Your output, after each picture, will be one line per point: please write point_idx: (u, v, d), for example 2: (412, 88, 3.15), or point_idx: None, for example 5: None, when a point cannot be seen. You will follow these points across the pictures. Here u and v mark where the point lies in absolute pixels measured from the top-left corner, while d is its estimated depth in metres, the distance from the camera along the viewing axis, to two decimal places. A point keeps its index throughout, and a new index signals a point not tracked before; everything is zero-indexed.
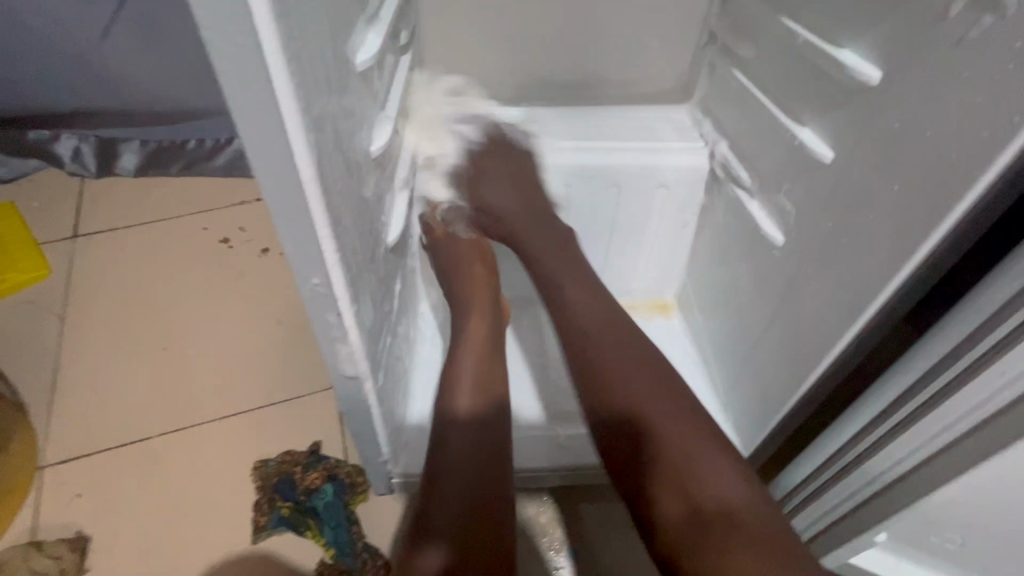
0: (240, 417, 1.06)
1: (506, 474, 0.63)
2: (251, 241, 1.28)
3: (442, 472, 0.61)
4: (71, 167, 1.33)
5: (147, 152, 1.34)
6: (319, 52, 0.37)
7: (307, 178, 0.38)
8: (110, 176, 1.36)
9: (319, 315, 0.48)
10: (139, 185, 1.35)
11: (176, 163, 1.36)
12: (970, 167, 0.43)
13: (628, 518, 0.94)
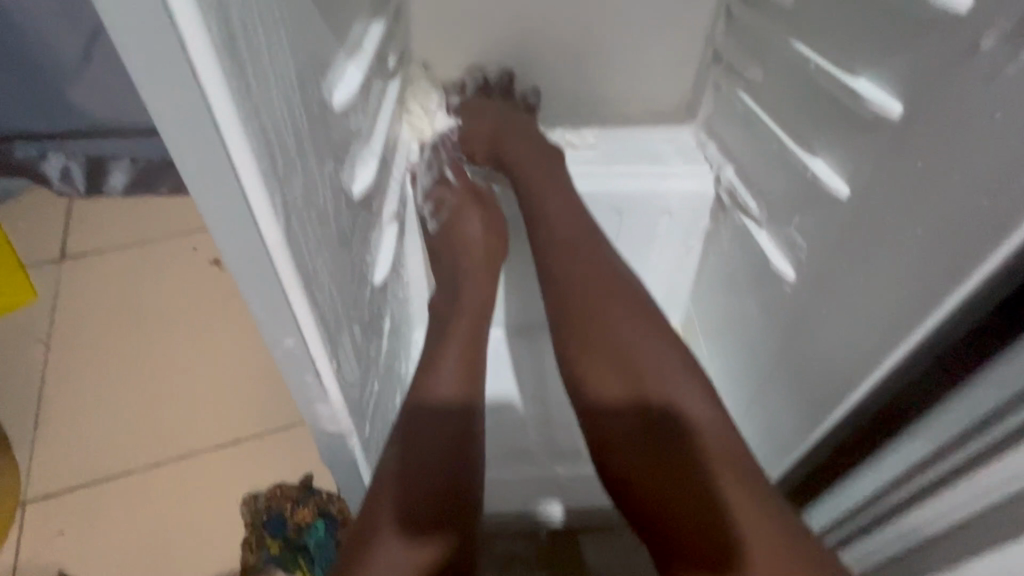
0: (229, 447, 1.03)
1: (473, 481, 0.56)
2: None
3: (406, 469, 0.54)
4: (59, 186, 1.30)
5: (137, 170, 1.30)
6: (285, 103, 0.34)
7: (274, 241, 0.34)
8: (99, 196, 1.33)
9: (295, 375, 0.45)
10: (129, 205, 1.32)
11: (166, 182, 1.32)
12: (1004, 216, 0.39)
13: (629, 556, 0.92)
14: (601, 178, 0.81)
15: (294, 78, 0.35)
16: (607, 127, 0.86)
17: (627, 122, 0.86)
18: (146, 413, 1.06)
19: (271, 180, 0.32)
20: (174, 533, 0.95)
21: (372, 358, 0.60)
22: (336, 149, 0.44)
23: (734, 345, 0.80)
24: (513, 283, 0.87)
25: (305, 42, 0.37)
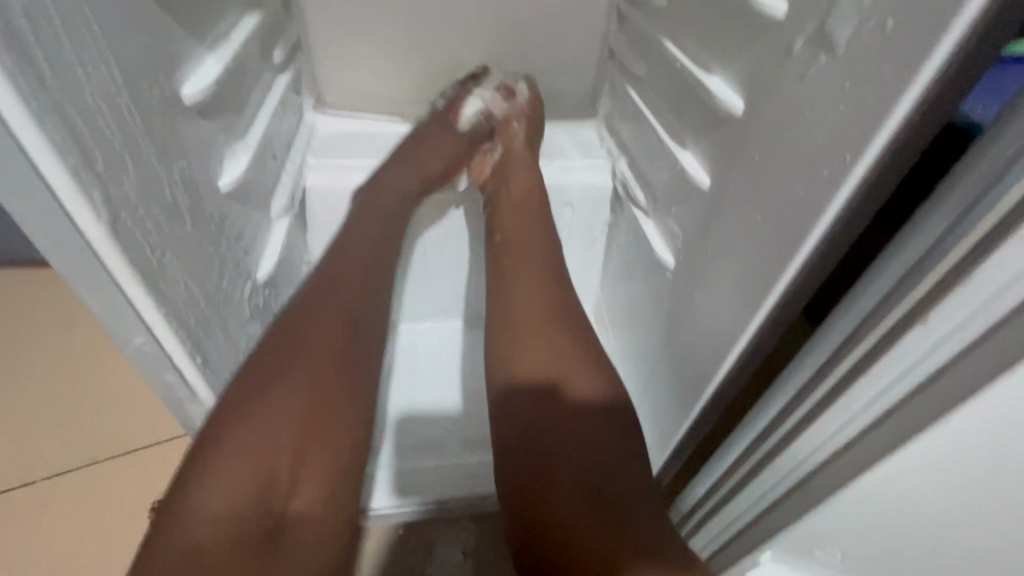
0: (111, 463, 0.92)
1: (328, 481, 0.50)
2: None
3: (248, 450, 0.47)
4: None
5: None
6: (108, 98, 0.33)
7: (98, 238, 0.34)
8: None
9: (155, 374, 0.44)
10: None
11: None
12: (812, 208, 0.44)
13: None
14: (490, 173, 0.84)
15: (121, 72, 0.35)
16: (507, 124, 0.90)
17: None
18: (12, 432, 0.94)
19: (87, 175, 0.32)
20: (48, 562, 0.84)
21: None
22: (189, 143, 0.44)
23: (634, 331, 0.84)
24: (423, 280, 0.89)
25: (139, 35, 0.37)
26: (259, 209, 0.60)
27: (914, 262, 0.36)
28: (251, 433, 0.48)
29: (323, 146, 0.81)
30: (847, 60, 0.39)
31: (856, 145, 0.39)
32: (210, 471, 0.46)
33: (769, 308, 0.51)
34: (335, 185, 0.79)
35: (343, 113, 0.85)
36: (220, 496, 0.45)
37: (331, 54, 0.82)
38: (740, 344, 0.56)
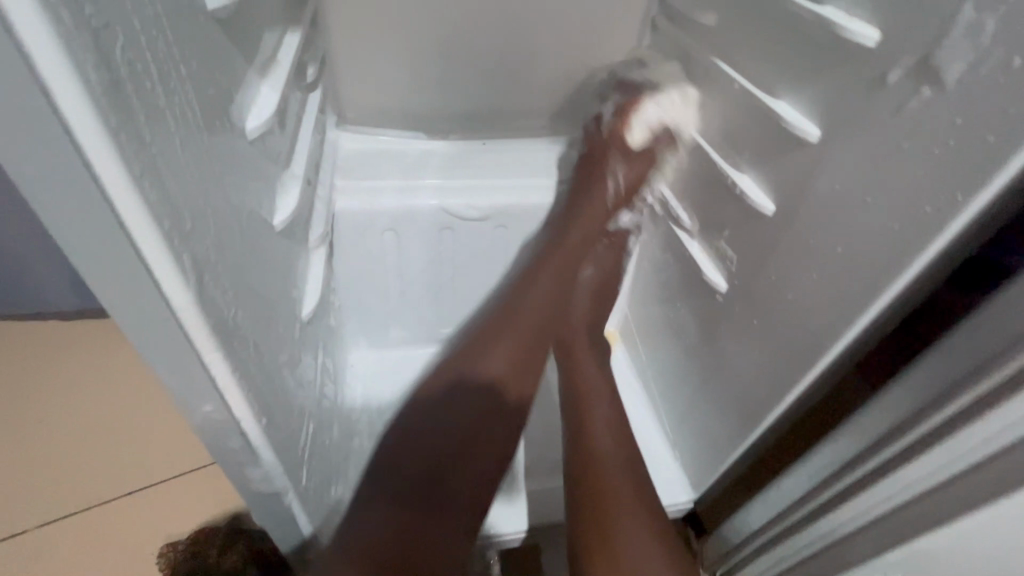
0: (107, 505, 0.89)
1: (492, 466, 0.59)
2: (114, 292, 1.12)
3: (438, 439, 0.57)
4: None
5: None
6: (187, 148, 0.29)
7: (183, 305, 0.30)
8: None
9: (219, 441, 0.40)
10: None
11: None
12: (908, 245, 0.43)
13: None
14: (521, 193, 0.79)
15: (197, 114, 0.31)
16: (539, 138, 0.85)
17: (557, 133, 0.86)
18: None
19: (175, 239, 0.28)
20: None
21: (304, 399, 0.55)
22: (250, 184, 0.40)
23: (671, 352, 0.82)
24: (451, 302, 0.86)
25: (209, 69, 0.33)
26: (302, 243, 0.56)
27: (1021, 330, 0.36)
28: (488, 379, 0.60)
29: (349, 166, 0.77)
30: (959, 94, 0.38)
31: (968, 186, 0.38)
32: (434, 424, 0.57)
33: (848, 341, 0.50)
34: (362, 207, 0.74)
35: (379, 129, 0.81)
36: (425, 450, 0.56)
37: (355, 68, 0.77)
38: (812, 374, 0.55)
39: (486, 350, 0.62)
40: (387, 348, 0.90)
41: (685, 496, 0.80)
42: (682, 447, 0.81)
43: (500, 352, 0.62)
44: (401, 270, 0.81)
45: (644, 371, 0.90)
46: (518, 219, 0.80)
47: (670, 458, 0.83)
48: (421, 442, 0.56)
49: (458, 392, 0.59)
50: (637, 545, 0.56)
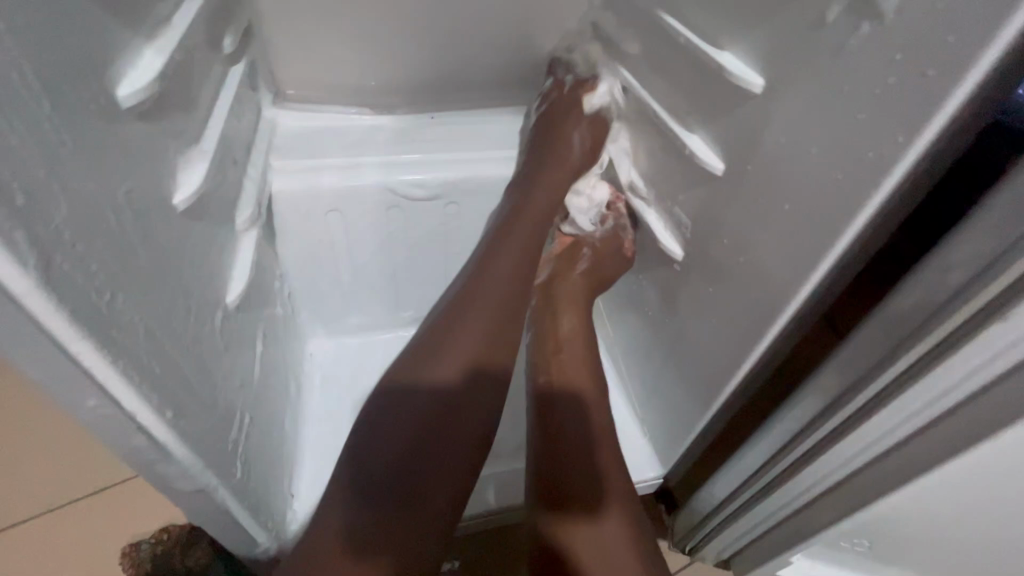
0: (62, 512, 0.85)
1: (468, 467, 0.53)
2: None
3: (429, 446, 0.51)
4: None
5: None
6: (18, 116, 0.26)
7: (25, 291, 0.27)
8: None
9: (119, 439, 0.38)
10: None
11: None
12: (853, 196, 0.40)
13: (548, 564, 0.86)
14: (473, 167, 0.75)
15: (30, 75, 0.27)
16: (494, 109, 0.81)
17: (512, 103, 0.82)
18: None
19: (3, 216, 0.25)
20: None
21: (235, 390, 0.53)
22: (128, 160, 0.36)
23: (635, 326, 0.79)
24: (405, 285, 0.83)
25: (52, 26, 0.29)
26: (222, 226, 0.53)
27: (956, 286, 0.34)
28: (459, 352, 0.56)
29: (287, 145, 0.74)
30: (896, 28, 0.35)
31: (908, 128, 0.35)
32: (404, 412, 0.52)
33: (800, 303, 0.48)
34: (303, 188, 0.71)
35: (321, 105, 0.77)
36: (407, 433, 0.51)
37: (289, 42, 0.73)
38: (769, 337, 0.52)
39: (446, 347, 0.55)
40: (346, 334, 0.87)
41: (655, 472, 0.77)
42: (649, 423, 0.79)
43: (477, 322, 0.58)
44: (352, 253, 0.78)
45: (614, 348, 0.86)
46: (472, 194, 0.77)
47: (639, 435, 0.81)
48: (385, 426, 0.52)
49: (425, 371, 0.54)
50: (604, 556, 0.52)
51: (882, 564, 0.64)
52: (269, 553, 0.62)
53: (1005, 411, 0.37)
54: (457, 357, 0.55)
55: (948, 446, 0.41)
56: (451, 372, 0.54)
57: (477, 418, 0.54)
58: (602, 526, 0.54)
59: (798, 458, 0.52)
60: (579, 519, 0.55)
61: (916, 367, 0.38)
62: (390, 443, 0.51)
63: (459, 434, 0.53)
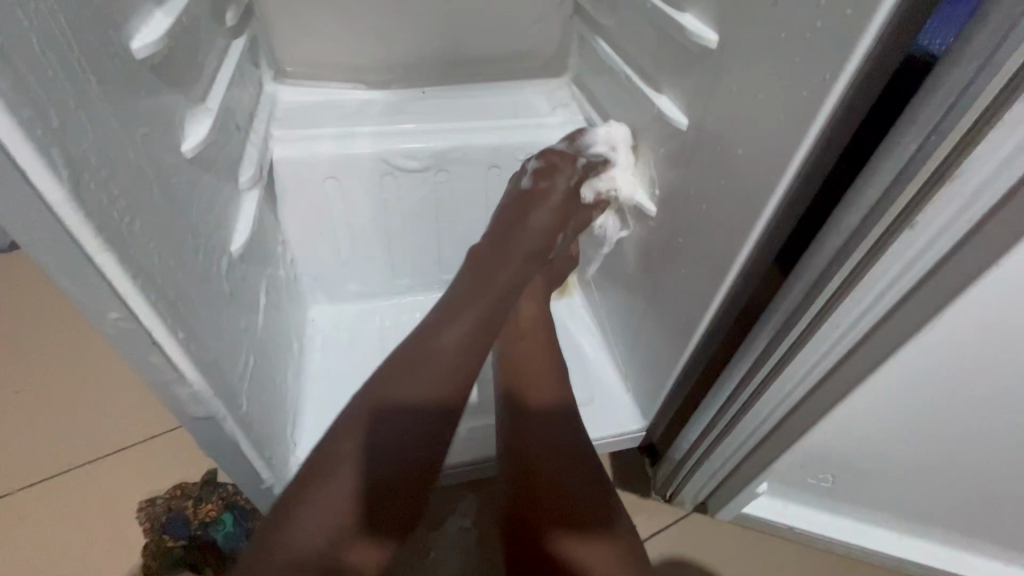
0: (80, 470, 0.90)
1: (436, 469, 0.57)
2: (41, 280, 1.10)
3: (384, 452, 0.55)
4: None
5: None
6: (51, 52, 0.31)
7: (58, 199, 0.32)
8: None
9: (137, 355, 0.43)
10: None
11: None
12: (792, 131, 0.44)
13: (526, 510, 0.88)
14: (459, 136, 0.79)
15: (59, 14, 0.32)
16: (480, 84, 0.86)
17: (498, 77, 0.86)
18: None
19: (41, 132, 0.30)
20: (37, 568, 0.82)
21: (239, 331, 0.58)
22: (142, 107, 0.41)
23: (615, 288, 0.83)
24: (399, 252, 0.89)
25: None
26: (225, 181, 0.58)
27: (872, 205, 0.38)
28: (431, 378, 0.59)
29: (286, 117, 0.79)
30: None
31: (834, 63, 0.39)
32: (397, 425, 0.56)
33: (754, 241, 0.52)
34: (300, 157, 0.76)
35: (318, 81, 0.82)
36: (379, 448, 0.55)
37: (288, 21, 0.78)
38: (729, 277, 0.56)
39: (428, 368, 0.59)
40: (345, 302, 0.92)
41: (636, 425, 0.80)
42: (630, 378, 0.83)
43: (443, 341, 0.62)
44: (349, 220, 0.83)
45: (599, 311, 0.90)
46: (458, 163, 0.81)
47: (621, 391, 0.84)
48: (378, 448, 0.55)
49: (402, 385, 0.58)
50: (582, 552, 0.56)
51: (845, 498, 0.67)
52: (271, 490, 0.67)
53: (922, 318, 0.41)
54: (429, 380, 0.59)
55: (880, 358, 0.45)
56: (438, 394, 0.59)
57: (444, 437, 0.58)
58: (584, 535, 0.57)
59: (757, 388, 0.56)
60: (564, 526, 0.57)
61: (848, 282, 0.42)
62: (381, 457, 0.54)
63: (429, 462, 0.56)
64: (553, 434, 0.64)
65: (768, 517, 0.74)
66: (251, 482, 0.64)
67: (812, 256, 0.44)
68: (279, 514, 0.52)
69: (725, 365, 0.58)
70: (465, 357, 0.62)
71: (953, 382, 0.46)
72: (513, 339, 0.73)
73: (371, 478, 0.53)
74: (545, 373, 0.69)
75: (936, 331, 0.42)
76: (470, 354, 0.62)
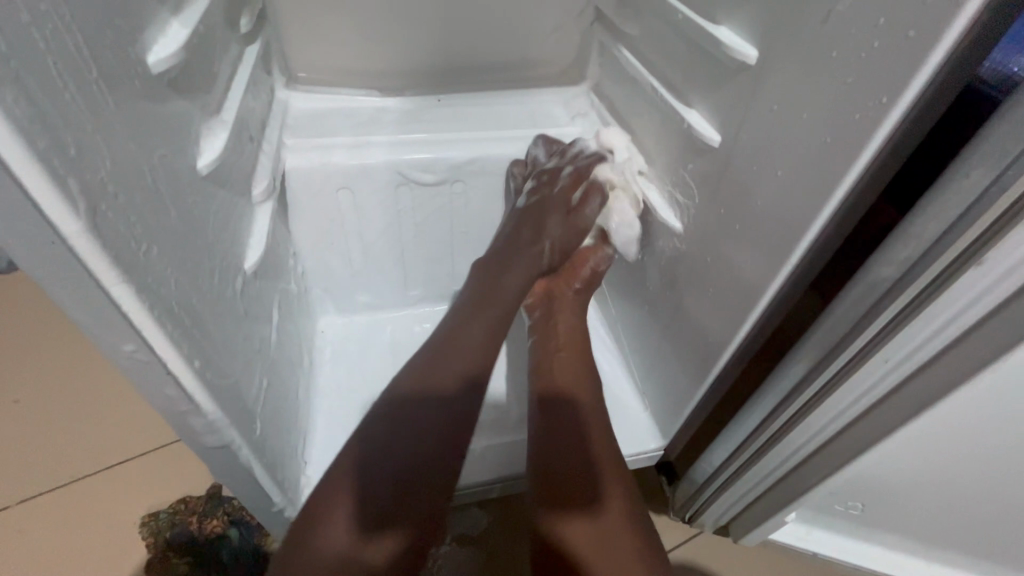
0: (82, 482, 0.88)
1: (448, 462, 0.56)
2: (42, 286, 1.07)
3: (401, 440, 0.55)
4: None
5: None
6: (68, 73, 0.29)
7: (75, 232, 0.29)
8: None
9: (151, 386, 0.40)
10: None
11: None
12: (843, 155, 0.42)
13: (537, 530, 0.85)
14: (478, 145, 0.77)
15: (77, 33, 0.30)
16: (497, 91, 0.84)
17: (515, 85, 0.84)
18: None
19: (58, 163, 0.27)
20: None
21: (253, 351, 0.56)
22: (158, 125, 0.39)
23: (635, 302, 0.81)
24: (412, 263, 0.86)
25: None
26: (239, 196, 0.55)
27: (935, 237, 0.36)
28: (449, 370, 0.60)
29: (298, 124, 0.76)
30: None
31: (893, 87, 0.37)
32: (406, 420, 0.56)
33: (793, 266, 0.50)
34: (313, 166, 0.73)
35: (332, 88, 0.80)
36: (398, 437, 0.55)
37: (301, 26, 0.76)
38: (763, 301, 0.54)
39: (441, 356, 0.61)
40: (355, 312, 0.90)
41: (656, 444, 0.78)
42: (649, 396, 0.81)
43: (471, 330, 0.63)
44: (361, 231, 0.81)
45: (616, 325, 0.88)
46: (475, 175, 0.79)
47: (639, 409, 0.82)
48: (396, 436, 0.55)
49: (428, 377, 0.59)
50: (604, 548, 0.53)
51: (874, 526, 0.65)
52: (282, 513, 0.64)
53: (982, 357, 0.39)
54: (454, 370, 0.60)
55: (929, 393, 0.43)
56: (450, 387, 0.59)
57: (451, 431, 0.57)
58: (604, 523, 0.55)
59: (791, 417, 0.54)
60: (579, 516, 0.55)
61: (901, 316, 0.40)
62: (397, 443, 0.54)
63: (443, 455, 0.55)
64: (576, 434, 0.61)
65: (791, 543, 0.72)
66: (262, 506, 0.61)
67: (860, 287, 0.42)
68: (310, 509, 0.52)
69: (757, 392, 0.57)
70: (485, 342, 0.63)
71: (1004, 420, 0.44)
72: (550, 352, 0.71)
73: (387, 461, 0.53)
74: (571, 375, 0.68)
75: (997, 370, 0.40)
76: (489, 345, 0.63)
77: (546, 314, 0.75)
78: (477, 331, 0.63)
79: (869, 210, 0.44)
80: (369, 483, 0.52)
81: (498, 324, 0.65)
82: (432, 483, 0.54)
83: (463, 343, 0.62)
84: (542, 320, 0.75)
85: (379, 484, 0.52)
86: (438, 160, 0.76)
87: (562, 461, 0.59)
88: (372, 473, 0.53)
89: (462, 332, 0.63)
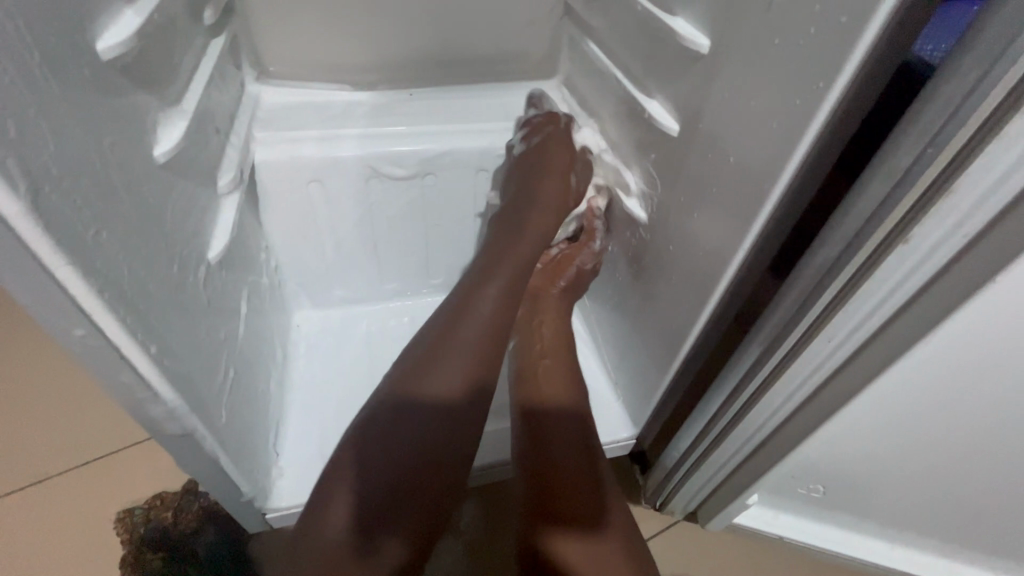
0: (56, 479, 0.87)
1: (446, 470, 0.56)
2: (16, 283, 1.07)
3: (401, 449, 0.55)
4: None
5: None
6: (7, 55, 0.29)
7: (16, 213, 0.30)
8: None
9: (106, 372, 0.41)
10: None
11: None
12: (785, 141, 0.43)
13: (513, 520, 0.86)
14: (449, 138, 0.78)
15: (17, 17, 0.30)
16: (469, 85, 0.84)
17: (487, 79, 0.85)
18: None
19: None
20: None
21: (218, 341, 0.56)
22: (109, 111, 0.39)
23: (606, 293, 0.82)
24: (386, 256, 0.87)
25: None
26: (203, 186, 0.56)
27: (868, 217, 0.37)
28: (453, 377, 0.59)
29: (269, 118, 0.77)
30: None
31: (829, 72, 0.38)
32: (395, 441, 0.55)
33: (746, 251, 0.51)
34: (284, 159, 0.74)
35: (304, 82, 0.81)
36: (399, 448, 0.55)
37: (271, 20, 0.76)
38: (720, 287, 0.55)
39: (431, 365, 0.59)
40: (331, 306, 0.91)
41: (627, 433, 0.79)
42: (621, 386, 0.82)
43: (474, 332, 0.62)
44: (334, 225, 0.81)
45: (589, 317, 0.89)
46: (448, 167, 0.79)
47: (611, 399, 0.83)
48: (395, 446, 0.55)
49: (430, 385, 0.58)
50: (592, 563, 0.54)
51: (837, 509, 0.67)
52: (252, 503, 0.65)
53: (918, 332, 0.40)
54: (455, 379, 0.59)
55: (872, 372, 0.44)
56: (453, 395, 0.58)
57: (453, 444, 0.57)
58: (594, 541, 0.56)
59: (748, 400, 0.55)
60: (571, 533, 0.56)
61: (841, 296, 0.41)
62: (395, 451, 0.55)
63: (442, 463, 0.56)
64: (563, 441, 0.63)
65: (757, 526, 0.73)
66: (231, 496, 0.62)
67: (805, 268, 0.43)
68: (308, 518, 0.54)
69: (717, 376, 0.58)
70: (490, 348, 0.62)
71: (945, 397, 0.45)
72: (533, 357, 0.71)
73: (385, 471, 0.54)
74: (545, 373, 0.69)
75: (933, 345, 0.41)
76: (493, 351, 0.62)
77: (532, 313, 0.76)
78: (478, 334, 0.61)
79: (813, 193, 0.45)
80: (367, 494, 0.53)
81: (502, 326, 0.64)
82: (430, 491, 0.55)
83: (469, 347, 0.61)
84: (528, 321, 0.75)
85: (377, 493, 0.53)
86: (410, 154, 0.77)
87: (555, 472, 0.59)
88: (370, 485, 0.53)
89: (465, 333, 0.61)
